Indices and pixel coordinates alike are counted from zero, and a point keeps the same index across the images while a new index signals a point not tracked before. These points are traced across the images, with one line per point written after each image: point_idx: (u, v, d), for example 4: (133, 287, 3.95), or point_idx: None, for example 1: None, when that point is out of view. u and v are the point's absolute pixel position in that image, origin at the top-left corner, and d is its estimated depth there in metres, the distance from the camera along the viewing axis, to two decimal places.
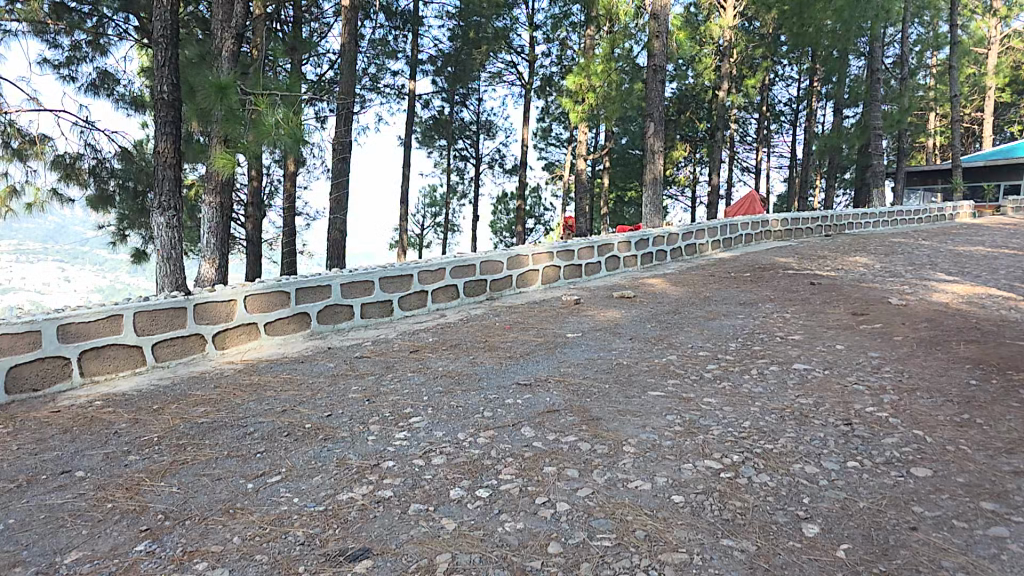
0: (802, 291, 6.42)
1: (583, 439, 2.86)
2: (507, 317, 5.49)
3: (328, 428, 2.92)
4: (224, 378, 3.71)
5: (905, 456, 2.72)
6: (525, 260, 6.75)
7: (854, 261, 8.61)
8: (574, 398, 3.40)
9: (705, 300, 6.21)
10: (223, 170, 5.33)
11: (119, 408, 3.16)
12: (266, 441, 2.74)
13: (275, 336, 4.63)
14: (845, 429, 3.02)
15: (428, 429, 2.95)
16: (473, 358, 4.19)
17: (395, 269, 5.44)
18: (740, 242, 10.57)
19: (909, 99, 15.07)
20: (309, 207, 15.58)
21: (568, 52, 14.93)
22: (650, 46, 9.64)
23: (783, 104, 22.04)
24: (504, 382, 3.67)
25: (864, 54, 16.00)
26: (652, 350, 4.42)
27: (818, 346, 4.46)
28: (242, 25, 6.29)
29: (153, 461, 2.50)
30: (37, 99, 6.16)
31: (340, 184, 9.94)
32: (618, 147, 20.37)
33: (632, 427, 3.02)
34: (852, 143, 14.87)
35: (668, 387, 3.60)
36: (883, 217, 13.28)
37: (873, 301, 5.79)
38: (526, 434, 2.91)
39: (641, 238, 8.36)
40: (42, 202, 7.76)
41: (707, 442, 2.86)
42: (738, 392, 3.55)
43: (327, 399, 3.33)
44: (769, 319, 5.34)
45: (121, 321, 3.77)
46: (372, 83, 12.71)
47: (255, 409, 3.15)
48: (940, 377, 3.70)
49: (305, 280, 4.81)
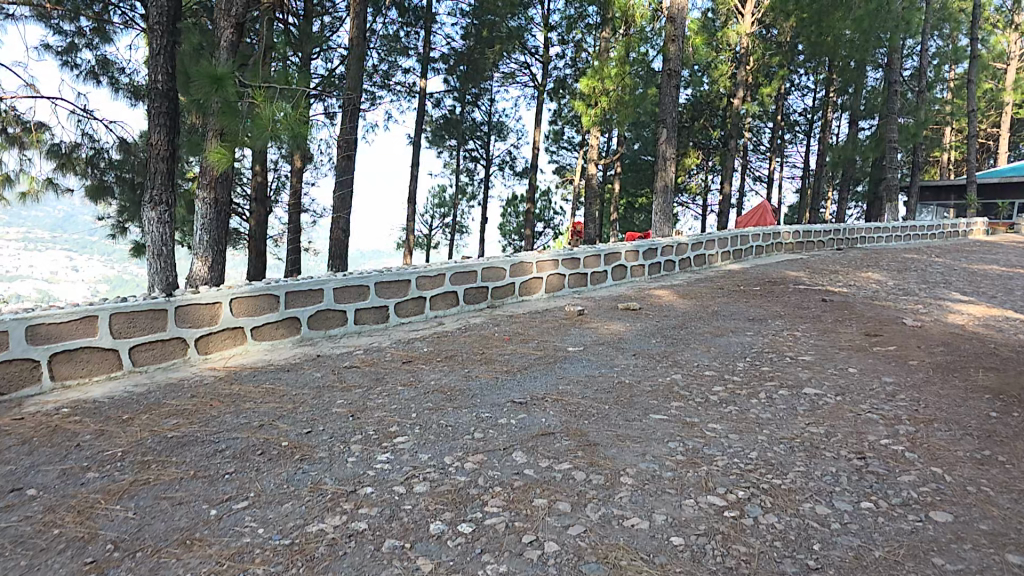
0: (813, 308, 6.20)
1: (578, 468, 2.67)
2: (508, 327, 5.29)
3: (305, 447, 2.77)
4: (203, 387, 3.55)
5: (923, 498, 2.51)
6: (528, 267, 6.55)
7: (866, 277, 8.39)
8: (571, 420, 3.21)
9: (712, 314, 6.01)
10: (216, 164, 5.21)
11: (86, 418, 3.03)
12: (237, 460, 2.60)
13: (262, 342, 4.47)
14: (858, 464, 2.81)
15: (413, 451, 2.78)
16: (468, 372, 4.00)
17: (393, 273, 5.27)
18: (751, 254, 10.37)
19: (926, 113, 14.83)
20: (315, 204, 15.48)
21: (583, 54, 14.75)
22: (665, 50, 9.43)
23: (798, 113, 21.81)
24: (498, 400, 3.48)
25: (882, 65, 15.76)
26: (655, 368, 4.22)
27: (830, 369, 4.25)
28: (242, 14, 6.13)
29: (112, 481, 2.39)
30: (32, 85, 6.06)
31: (343, 183, 9.79)
32: (629, 153, 20.09)
33: (631, 454, 2.83)
34: (867, 155, 14.64)
35: (670, 411, 3.40)
36: (897, 232, 13.01)
37: (886, 321, 5.56)
38: (517, 459, 2.73)
39: (650, 248, 8.15)
40: (37, 191, 7.60)
41: (710, 473, 2.67)
42: (745, 417, 3.35)
43: (309, 414, 3.16)
44: (778, 337, 5.13)
45: (96, 323, 3.61)
46: (382, 79, 12.57)
47: (231, 423, 3.00)
48: (958, 409, 3.47)
49: (296, 284, 4.64)
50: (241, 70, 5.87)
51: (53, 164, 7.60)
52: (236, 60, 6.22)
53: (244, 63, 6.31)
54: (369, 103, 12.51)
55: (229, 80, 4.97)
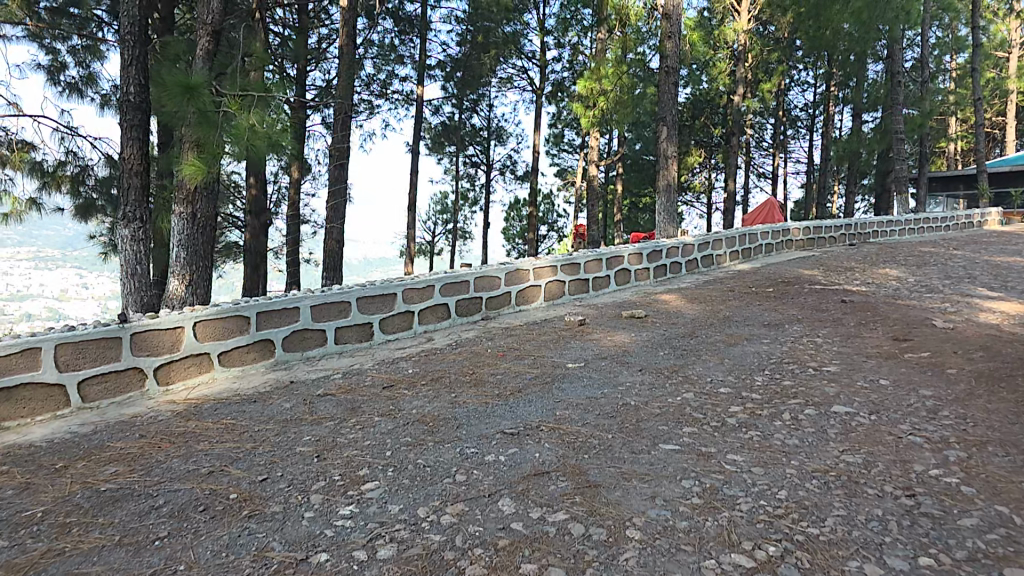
0: (833, 311, 5.74)
1: (575, 519, 2.25)
2: (503, 343, 4.86)
3: (257, 500, 2.37)
4: (155, 425, 3.16)
5: (993, 549, 2.04)
6: (526, 274, 6.14)
7: (885, 273, 7.91)
8: (569, 455, 2.79)
9: (724, 320, 5.57)
10: (190, 179, 4.66)
11: (14, 468, 2.66)
12: (174, 519, 2.23)
13: (232, 368, 4.08)
14: (908, 504, 2.35)
15: (382, 501, 2.37)
16: (454, 397, 3.58)
17: (376, 287, 4.87)
18: (760, 253, 9.93)
19: (931, 104, 14.26)
20: (315, 215, 15.16)
21: (580, 57, 14.37)
22: (661, 47, 9.05)
23: (799, 108, 21.24)
24: (486, 432, 3.06)
25: (884, 57, 15.28)
26: (665, 386, 3.79)
27: (859, 381, 3.81)
28: (220, 21, 5.67)
29: (19, 552, 2.03)
30: (14, 103, 5.75)
31: (335, 192, 9.37)
32: (631, 153, 19.67)
33: (638, 498, 2.41)
34: (873, 148, 14.13)
35: (683, 439, 2.97)
36: (909, 225, 12.52)
37: (913, 323, 5.09)
38: (502, 510, 2.31)
39: (655, 249, 7.74)
40: (19, 211, 6.94)
41: (732, 521, 2.24)
42: (769, 445, 2.91)
43: (270, 454, 2.77)
44: (798, 345, 4.69)
45: (39, 355, 3.21)
46: (379, 89, 12.21)
47: (178, 469, 2.62)
48: (1014, 427, 3.00)
49: (268, 302, 4.26)
50: (218, 80, 5.41)
51: (35, 183, 7.08)
52: (213, 69, 5.75)
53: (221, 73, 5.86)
54: (366, 114, 12.17)
55: (202, 88, 4.50)
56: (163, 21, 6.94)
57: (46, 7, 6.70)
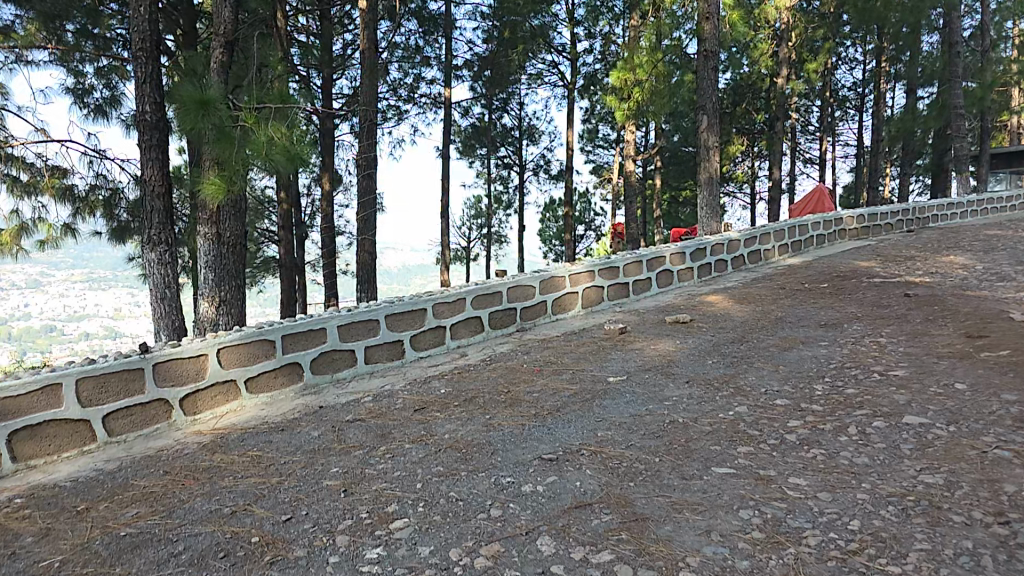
0: (897, 307, 5.32)
1: (622, 559, 2.04)
2: (539, 356, 4.66)
3: (279, 542, 2.25)
4: (182, 459, 3.09)
5: None
6: (561, 281, 5.93)
7: (950, 261, 7.37)
8: (612, 483, 2.58)
9: (776, 322, 5.23)
10: (212, 198, 4.63)
11: (36, 511, 2.60)
12: (194, 566, 2.12)
13: (259, 395, 4.01)
14: (1002, 534, 2.05)
15: (411, 542, 2.20)
16: (488, 420, 3.40)
17: (404, 304, 4.75)
18: (811, 245, 9.45)
19: (992, 74, 13.38)
20: (349, 225, 15.25)
21: (612, 47, 13.99)
22: (699, 30, 8.66)
23: (847, 88, 20.21)
24: (522, 459, 2.87)
25: (939, 28, 14.33)
26: (716, 399, 3.53)
27: (931, 386, 3.46)
28: (231, 31, 5.65)
29: None
30: (43, 131, 5.86)
31: (365, 204, 9.31)
32: (670, 146, 19.01)
33: (690, 533, 2.18)
34: (928, 126, 13.26)
35: (737, 462, 2.72)
36: (971, 207, 11.75)
37: (987, 317, 4.65)
38: (541, 551, 2.11)
39: (698, 248, 7.41)
40: (55, 239, 7.34)
41: (798, 559, 1.99)
42: (836, 466, 2.63)
43: (296, 491, 2.65)
44: (860, 347, 4.33)
45: (61, 392, 3.18)
46: (407, 93, 12.17)
47: (201, 510, 2.52)
48: None
49: (293, 326, 4.19)
50: (234, 93, 5.34)
51: (69, 210, 7.09)
52: (228, 81, 5.73)
53: (238, 84, 5.83)
54: (395, 120, 12.11)
55: (217, 103, 4.34)
56: (185, 36, 7.02)
57: (73, 29, 6.68)
